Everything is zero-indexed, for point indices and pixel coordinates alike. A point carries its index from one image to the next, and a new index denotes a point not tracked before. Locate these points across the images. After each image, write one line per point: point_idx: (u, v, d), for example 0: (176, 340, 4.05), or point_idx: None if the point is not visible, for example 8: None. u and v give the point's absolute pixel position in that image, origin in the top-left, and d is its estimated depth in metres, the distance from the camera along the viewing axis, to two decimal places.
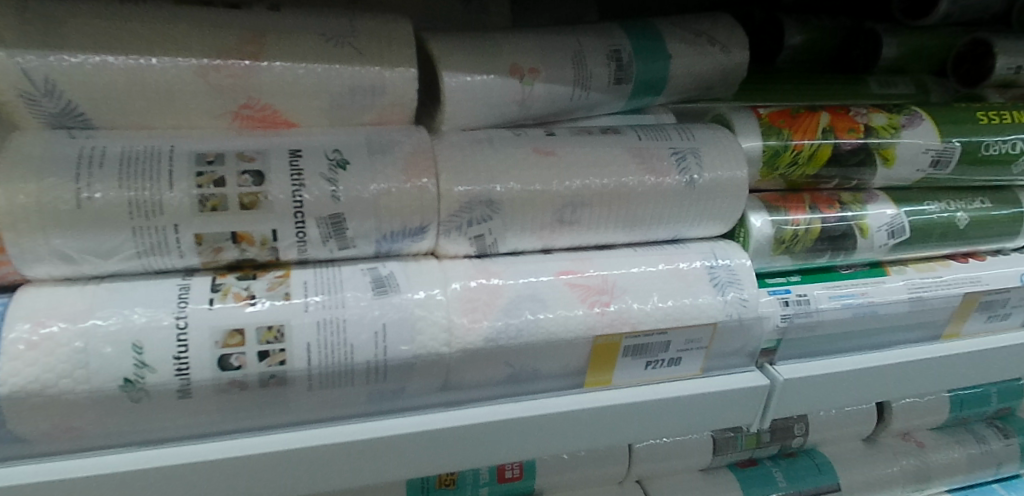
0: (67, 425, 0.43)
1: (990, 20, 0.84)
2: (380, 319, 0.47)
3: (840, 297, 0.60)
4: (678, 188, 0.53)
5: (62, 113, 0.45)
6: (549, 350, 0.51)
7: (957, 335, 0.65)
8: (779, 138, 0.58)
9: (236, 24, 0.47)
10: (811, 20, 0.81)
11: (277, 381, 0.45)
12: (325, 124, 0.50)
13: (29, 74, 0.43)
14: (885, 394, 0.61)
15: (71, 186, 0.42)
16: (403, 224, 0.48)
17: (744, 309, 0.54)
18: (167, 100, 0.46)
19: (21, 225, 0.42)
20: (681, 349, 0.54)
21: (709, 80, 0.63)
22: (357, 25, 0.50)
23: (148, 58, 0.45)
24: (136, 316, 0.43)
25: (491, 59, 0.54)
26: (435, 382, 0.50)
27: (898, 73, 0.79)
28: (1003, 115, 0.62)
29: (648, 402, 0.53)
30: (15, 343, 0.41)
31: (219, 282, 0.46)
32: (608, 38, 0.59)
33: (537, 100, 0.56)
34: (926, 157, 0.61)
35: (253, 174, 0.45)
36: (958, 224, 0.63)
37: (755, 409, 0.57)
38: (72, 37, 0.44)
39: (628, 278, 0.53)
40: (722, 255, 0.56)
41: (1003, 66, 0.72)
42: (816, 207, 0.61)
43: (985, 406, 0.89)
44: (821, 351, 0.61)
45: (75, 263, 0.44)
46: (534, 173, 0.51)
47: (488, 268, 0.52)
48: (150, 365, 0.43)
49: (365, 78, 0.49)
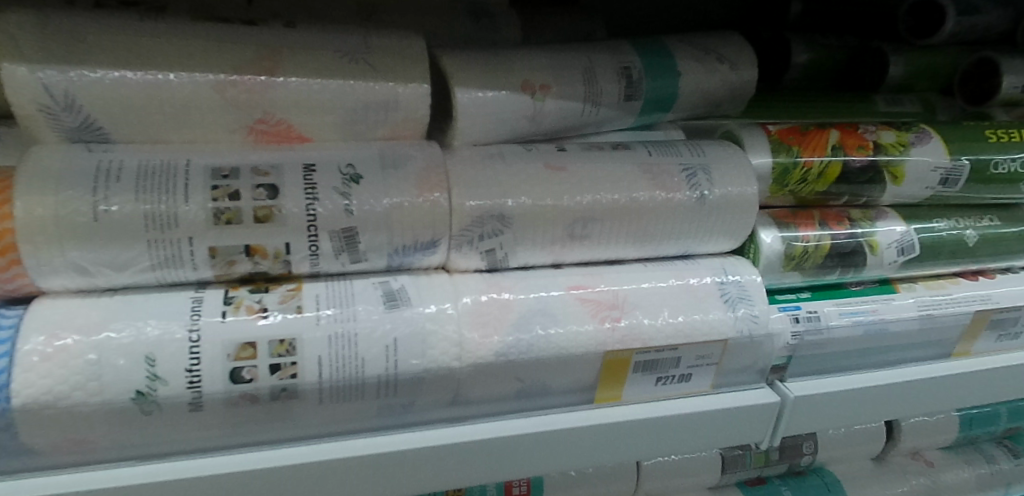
0: (79, 437, 0.43)
1: (995, 40, 0.85)
2: (390, 334, 0.47)
3: (850, 314, 0.60)
4: (688, 204, 0.54)
5: (80, 127, 0.45)
6: (560, 365, 0.51)
7: (967, 353, 0.65)
8: (789, 155, 0.59)
9: (252, 40, 0.48)
10: (817, 39, 0.82)
11: (288, 394, 0.45)
12: (339, 138, 0.51)
13: (49, 89, 0.43)
14: (895, 412, 0.61)
15: (88, 198, 0.42)
16: (415, 238, 0.48)
17: (755, 326, 0.54)
18: (183, 115, 0.46)
19: (39, 238, 0.42)
20: (692, 365, 0.54)
21: (719, 97, 0.64)
22: (372, 41, 0.50)
23: (166, 73, 0.45)
24: (149, 329, 0.43)
25: (503, 75, 0.54)
26: (445, 396, 0.50)
27: (905, 91, 0.79)
28: (1011, 133, 0.63)
29: (658, 419, 0.52)
30: (30, 355, 0.42)
31: (231, 295, 0.46)
32: (619, 55, 0.59)
33: (548, 116, 0.56)
34: (935, 175, 0.61)
35: (267, 188, 0.45)
36: (967, 242, 0.63)
37: (766, 426, 0.57)
38: (92, 53, 0.44)
39: (639, 294, 0.53)
40: (732, 271, 0.56)
41: (1009, 85, 0.74)
42: (825, 224, 0.61)
43: (994, 426, 0.88)
44: (831, 368, 0.61)
45: (90, 276, 0.44)
46: (544, 189, 0.51)
47: (499, 283, 0.52)
48: (162, 378, 0.43)
49: (379, 94, 0.49)
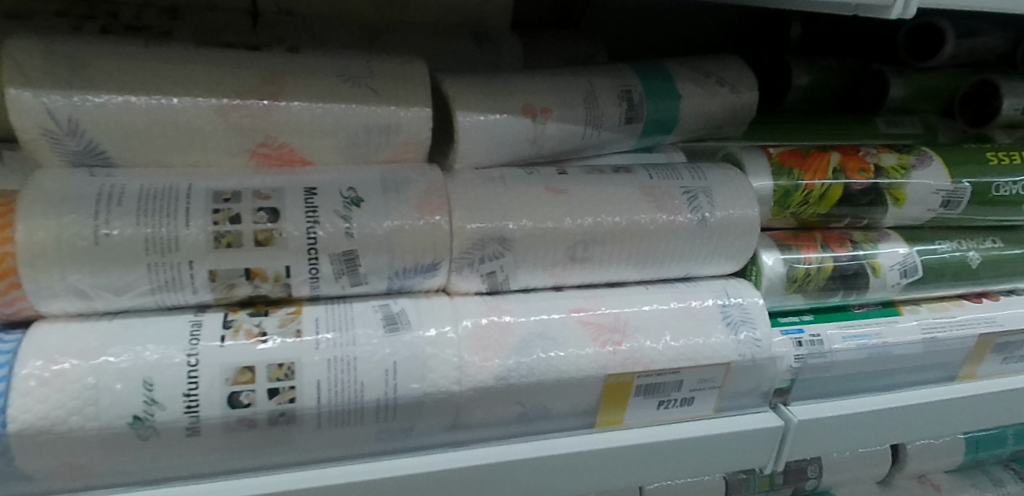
0: (76, 463, 0.43)
1: (994, 62, 0.85)
2: (390, 358, 0.46)
3: (854, 337, 0.59)
4: (690, 227, 0.53)
5: (83, 151, 0.46)
6: (559, 389, 0.51)
7: (972, 375, 0.64)
8: (790, 178, 0.58)
9: (256, 66, 0.48)
10: (817, 61, 0.82)
11: (287, 419, 0.45)
12: (340, 162, 0.51)
13: (53, 114, 0.44)
14: (897, 436, 0.61)
15: (89, 222, 0.42)
16: (416, 261, 0.48)
17: (757, 349, 0.54)
18: (185, 139, 0.47)
19: (40, 262, 0.42)
20: (694, 389, 0.54)
21: (719, 119, 0.64)
22: (374, 65, 0.51)
23: (170, 98, 0.46)
24: (148, 353, 0.43)
25: (504, 98, 0.54)
26: (445, 420, 0.50)
27: (906, 112, 0.79)
28: (1013, 155, 0.63)
29: (658, 444, 0.52)
30: (27, 379, 0.41)
31: (231, 319, 0.46)
32: (620, 78, 0.60)
33: (548, 139, 0.56)
34: (936, 198, 0.61)
35: (268, 211, 0.45)
36: (970, 264, 0.63)
37: (769, 450, 0.57)
38: (98, 78, 0.45)
39: (640, 317, 0.53)
40: (734, 294, 0.56)
41: (1009, 106, 0.74)
42: (828, 247, 0.61)
43: (1001, 448, 0.85)
44: (834, 391, 0.60)
45: (90, 299, 0.44)
46: (545, 211, 0.51)
47: (499, 305, 0.51)
48: (160, 403, 0.43)
49: (381, 118, 0.49)
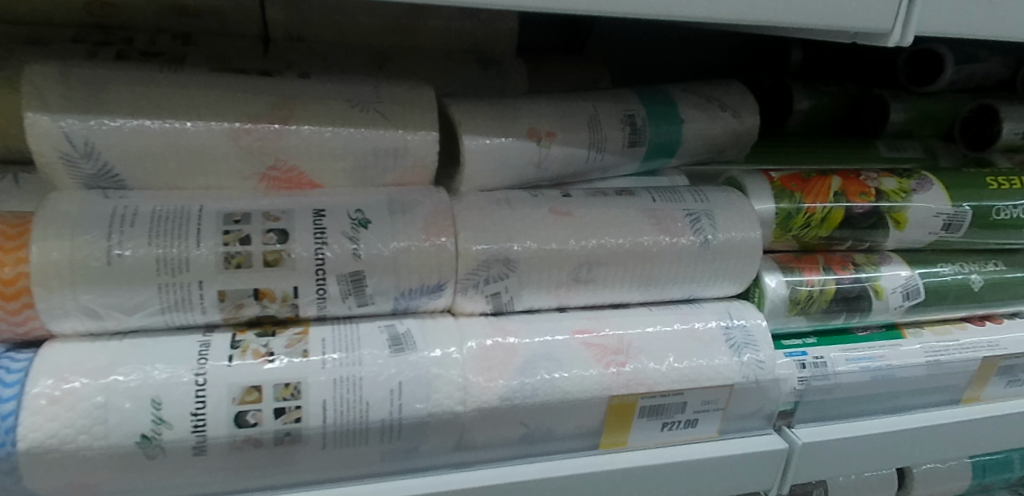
0: (82, 481, 0.43)
1: (995, 87, 0.86)
2: (395, 378, 0.47)
3: (857, 360, 0.59)
4: (692, 248, 0.54)
5: (98, 174, 0.47)
6: (564, 412, 0.51)
7: (976, 399, 0.64)
8: (791, 201, 0.59)
9: (266, 91, 0.49)
10: (817, 86, 0.83)
11: (292, 439, 0.45)
12: (348, 185, 0.52)
13: (69, 137, 0.45)
14: (899, 460, 0.61)
15: (102, 243, 0.43)
16: (422, 282, 0.49)
17: (761, 371, 0.54)
18: (198, 162, 0.48)
19: (53, 281, 0.43)
20: (698, 410, 0.54)
21: (721, 143, 0.65)
22: (382, 90, 0.52)
23: (184, 122, 0.46)
24: (157, 372, 0.44)
25: (510, 122, 0.55)
26: (449, 441, 0.50)
27: (907, 136, 0.80)
28: (1013, 180, 0.63)
29: (660, 466, 0.52)
30: (38, 397, 0.42)
31: (240, 338, 0.46)
32: (623, 103, 0.61)
33: (553, 162, 0.57)
34: (937, 221, 0.61)
35: (277, 233, 0.46)
36: (973, 287, 0.63)
37: (773, 473, 0.57)
38: (113, 102, 0.46)
39: (644, 338, 0.53)
40: (737, 315, 0.56)
41: (1009, 131, 0.74)
42: (830, 269, 0.61)
43: (1008, 473, 0.82)
44: (838, 414, 0.61)
45: (100, 319, 0.45)
46: (550, 232, 0.52)
47: (504, 326, 0.52)
48: (167, 422, 0.43)
49: (389, 142, 0.50)
